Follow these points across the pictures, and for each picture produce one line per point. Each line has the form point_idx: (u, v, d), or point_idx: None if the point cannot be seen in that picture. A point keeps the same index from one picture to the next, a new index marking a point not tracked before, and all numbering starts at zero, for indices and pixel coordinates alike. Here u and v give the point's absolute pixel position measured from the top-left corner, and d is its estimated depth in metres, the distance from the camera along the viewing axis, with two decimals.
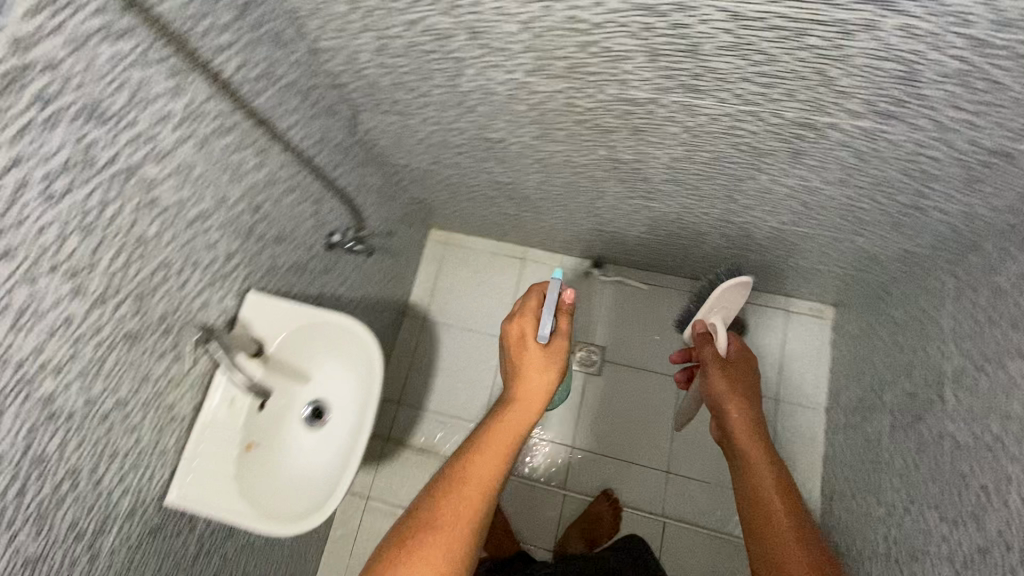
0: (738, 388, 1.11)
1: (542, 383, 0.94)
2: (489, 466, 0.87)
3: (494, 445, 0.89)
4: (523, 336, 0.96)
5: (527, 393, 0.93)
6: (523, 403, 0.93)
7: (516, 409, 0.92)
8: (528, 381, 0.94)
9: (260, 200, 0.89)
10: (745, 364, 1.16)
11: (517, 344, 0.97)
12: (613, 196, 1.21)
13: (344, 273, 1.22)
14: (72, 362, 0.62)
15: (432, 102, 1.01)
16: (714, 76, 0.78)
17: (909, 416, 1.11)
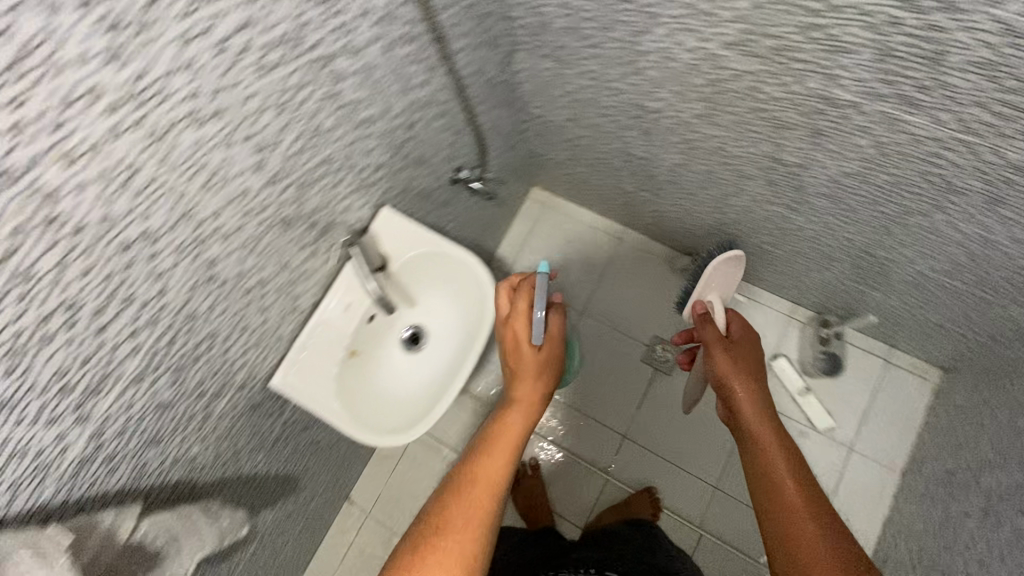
0: (738, 364, 0.99)
1: (537, 385, 0.85)
2: (497, 470, 0.77)
3: (496, 450, 0.80)
4: (519, 339, 0.84)
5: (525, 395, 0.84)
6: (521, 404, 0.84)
7: (513, 413, 0.84)
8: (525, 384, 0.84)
9: (415, 118, 0.87)
10: (750, 343, 1.05)
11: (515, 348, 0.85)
12: (752, 196, 1.13)
13: (457, 209, 1.21)
14: (238, 233, 0.63)
15: (601, 57, 0.96)
16: (943, 93, 0.69)
17: (1006, 505, 0.99)
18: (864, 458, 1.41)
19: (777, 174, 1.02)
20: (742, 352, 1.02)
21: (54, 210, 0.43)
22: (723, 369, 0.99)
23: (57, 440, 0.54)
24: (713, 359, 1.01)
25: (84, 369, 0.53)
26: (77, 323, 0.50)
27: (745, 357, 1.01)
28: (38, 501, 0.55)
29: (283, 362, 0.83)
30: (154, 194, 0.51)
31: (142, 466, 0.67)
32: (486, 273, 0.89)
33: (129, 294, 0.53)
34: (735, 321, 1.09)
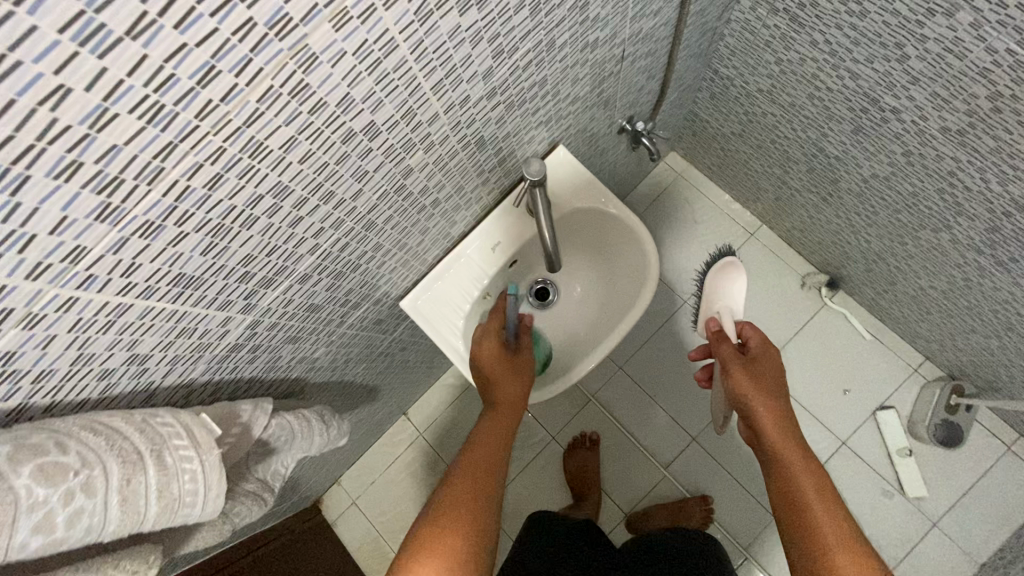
0: (759, 380, 0.77)
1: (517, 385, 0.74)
2: (483, 478, 0.66)
3: (478, 457, 0.68)
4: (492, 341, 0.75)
5: (502, 395, 0.73)
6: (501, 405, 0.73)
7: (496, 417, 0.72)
8: (503, 385, 0.74)
9: (627, 53, 0.74)
10: (772, 362, 0.80)
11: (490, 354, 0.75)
12: (956, 236, 0.96)
13: (609, 162, 1.09)
14: (439, 146, 0.55)
15: (856, 31, 0.79)
16: None
17: None
18: (947, 538, 1.28)
19: (1006, 222, 0.86)
20: (757, 370, 0.79)
21: (306, 80, 0.35)
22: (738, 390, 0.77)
23: (221, 325, 0.49)
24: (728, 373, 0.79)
25: (266, 260, 0.47)
26: (280, 211, 0.43)
27: (766, 377, 0.78)
28: (187, 380, 0.51)
29: (419, 284, 0.78)
30: (393, 83, 0.42)
31: (275, 362, 0.63)
32: (654, 252, 0.78)
33: (330, 190, 0.46)
34: (752, 332, 0.84)
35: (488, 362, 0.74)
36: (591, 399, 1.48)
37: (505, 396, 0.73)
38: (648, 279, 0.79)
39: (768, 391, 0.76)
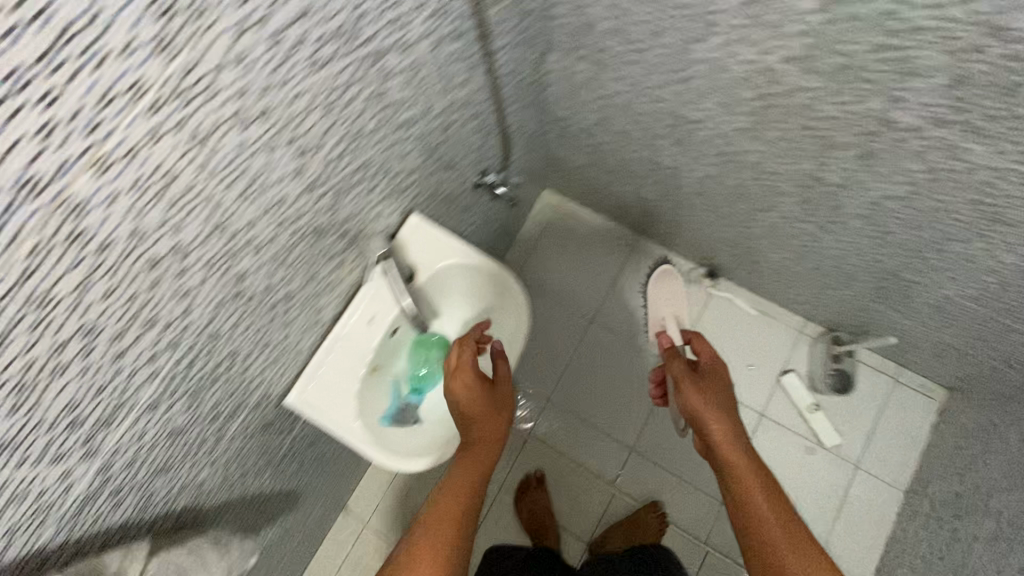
0: (702, 390, 0.91)
1: (498, 420, 0.79)
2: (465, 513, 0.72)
3: (460, 490, 0.74)
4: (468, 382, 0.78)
5: (485, 430, 0.78)
6: (482, 440, 0.77)
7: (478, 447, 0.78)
8: (488, 421, 0.78)
9: (451, 120, 0.81)
10: (717, 373, 0.95)
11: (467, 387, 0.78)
12: (783, 213, 1.10)
13: (477, 215, 1.15)
14: (270, 245, 0.56)
15: (644, 63, 0.91)
16: (1010, 121, 0.68)
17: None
18: (872, 477, 1.40)
19: (811, 193, 1.00)
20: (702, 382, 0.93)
21: (81, 225, 0.37)
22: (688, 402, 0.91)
23: (61, 481, 0.47)
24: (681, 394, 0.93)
25: (97, 400, 0.46)
26: (95, 350, 0.43)
27: (711, 388, 0.92)
28: (34, 549, 0.48)
29: (300, 376, 0.77)
30: (190, 203, 0.44)
31: (149, 499, 0.60)
32: (524, 294, 0.84)
33: (151, 315, 0.46)
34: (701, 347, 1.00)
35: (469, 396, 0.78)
36: (530, 437, 1.49)
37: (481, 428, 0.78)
38: (524, 320, 0.85)
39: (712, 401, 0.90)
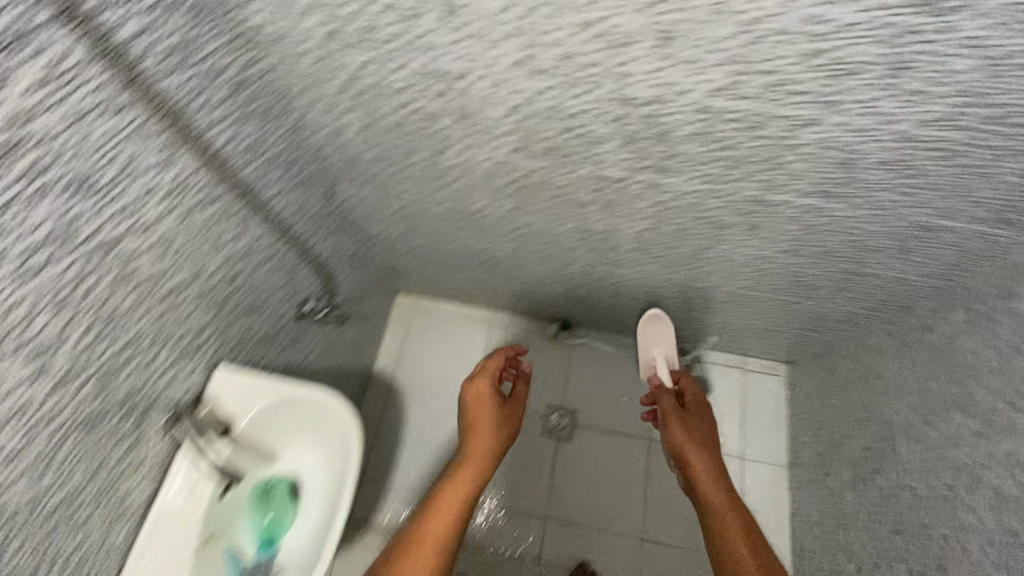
0: (692, 433, 1.19)
1: (495, 431, 1.14)
2: (459, 498, 1.03)
3: (456, 479, 1.06)
4: (482, 394, 1.19)
5: (482, 438, 1.12)
6: (478, 441, 1.12)
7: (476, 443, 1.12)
8: (483, 428, 1.14)
9: (236, 271, 0.87)
10: (699, 409, 1.26)
11: (477, 400, 1.19)
12: (582, 262, 1.30)
13: (315, 343, 1.20)
14: (24, 453, 0.57)
15: (415, 175, 1.06)
16: (679, 162, 0.87)
17: (888, 485, 1.16)
18: (757, 463, 1.55)
19: (595, 240, 1.18)
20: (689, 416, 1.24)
21: None
22: (675, 437, 1.19)
23: None
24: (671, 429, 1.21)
25: None
26: None
27: (694, 423, 1.22)
28: None
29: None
30: None
31: None
32: (350, 414, 0.84)
33: None
34: (688, 387, 1.32)
35: (477, 408, 1.17)
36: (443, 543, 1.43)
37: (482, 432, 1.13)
38: (358, 443, 0.84)
39: (699, 448, 1.15)
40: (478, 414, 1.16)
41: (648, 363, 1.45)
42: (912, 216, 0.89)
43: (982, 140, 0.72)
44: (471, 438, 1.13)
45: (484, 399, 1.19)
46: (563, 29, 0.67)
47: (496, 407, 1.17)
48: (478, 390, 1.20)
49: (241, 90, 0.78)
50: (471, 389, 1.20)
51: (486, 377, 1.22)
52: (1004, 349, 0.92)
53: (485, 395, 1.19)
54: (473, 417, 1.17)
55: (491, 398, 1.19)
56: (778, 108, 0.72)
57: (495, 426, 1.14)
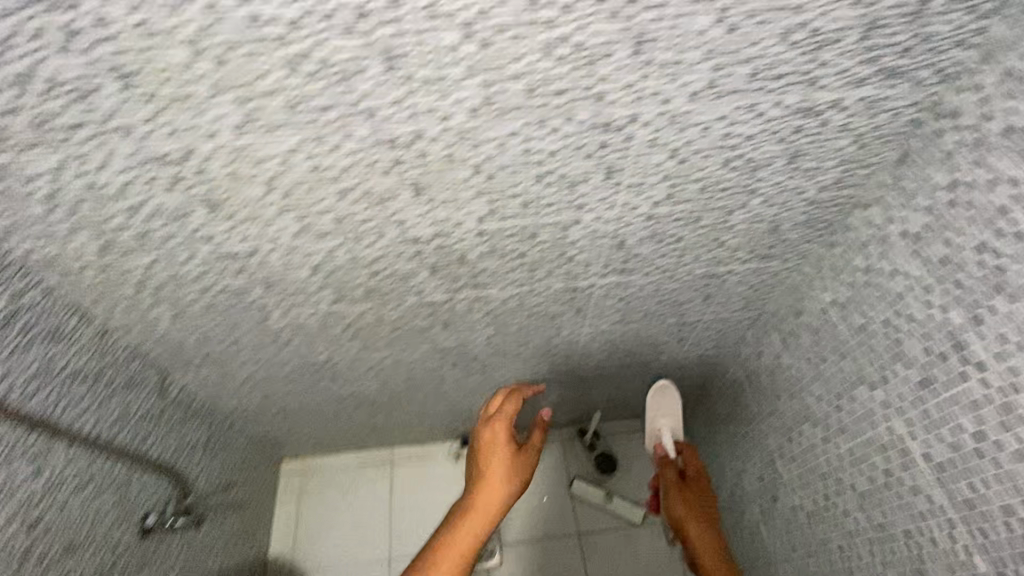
0: (693, 507, 1.18)
1: (507, 479, 1.05)
2: (464, 543, 0.97)
3: (459, 522, 1.00)
4: (499, 437, 1.09)
5: (492, 486, 1.04)
6: (485, 485, 1.04)
7: (488, 486, 1.04)
8: (495, 475, 1.05)
9: (37, 514, 0.78)
10: (701, 481, 1.24)
11: (492, 444, 1.09)
12: (452, 378, 1.31)
13: (171, 556, 1.09)
14: None
15: (248, 346, 1.04)
16: (487, 274, 0.95)
17: (788, 509, 1.21)
18: None
19: (454, 357, 1.21)
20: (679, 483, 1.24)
21: None
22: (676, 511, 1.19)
23: None
24: (676, 503, 1.20)
25: None
26: None
27: (697, 495, 1.21)
28: None
29: None
30: None
31: None
32: None
33: None
34: (689, 458, 1.28)
35: (490, 452, 1.07)
36: None
37: (495, 476, 1.05)
38: None
39: (699, 523, 1.15)
40: (488, 455, 1.07)
41: (655, 433, 1.38)
42: (697, 269, 1.02)
43: (711, 204, 0.85)
44: (479, 479, 1.05)
45: (499, 442, 1.09)
46: (326, 198, 0.74)
47: (509, 451, 1.08)
48: (495, 430, 1.10)
49: (13, 321, 0.75)
50: (488, 428, 1.11)
51: (503, 419, 1.12)
52: (812, 360, 1.05)
53: (500, 438, 1.10)
54: (483, 454, 1.08)
55: (506, 438, 1.10)
56: (541, 217, 0.83)
57: (507, 471, 1.06)
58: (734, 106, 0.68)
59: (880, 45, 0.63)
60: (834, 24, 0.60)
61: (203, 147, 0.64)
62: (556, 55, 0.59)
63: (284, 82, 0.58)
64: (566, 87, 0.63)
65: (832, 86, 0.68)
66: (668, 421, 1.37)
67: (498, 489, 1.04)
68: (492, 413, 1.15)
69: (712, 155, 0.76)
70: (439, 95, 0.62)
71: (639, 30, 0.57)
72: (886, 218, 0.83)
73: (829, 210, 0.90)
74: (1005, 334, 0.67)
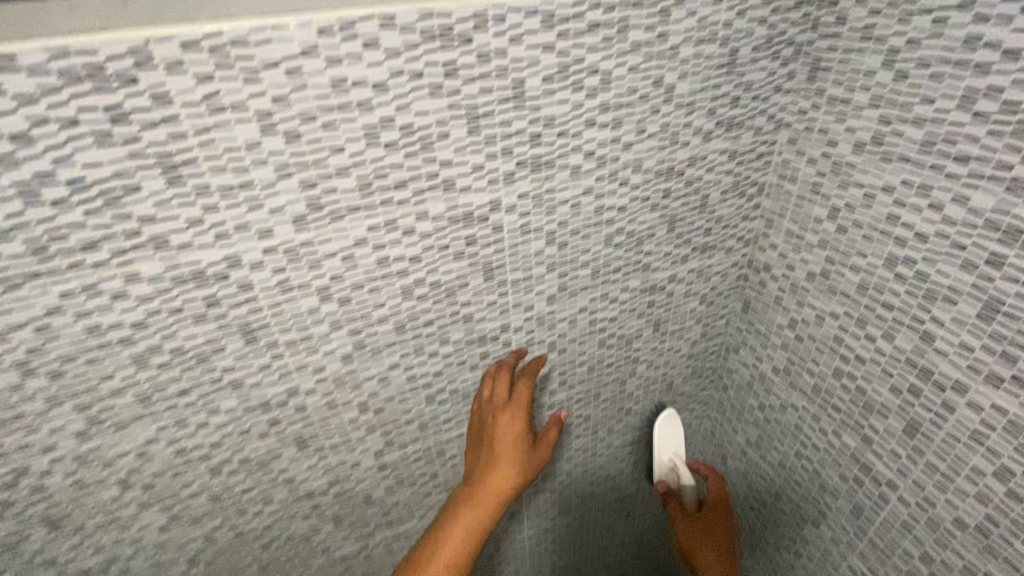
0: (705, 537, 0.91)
1: (521, 472, 0.66)
2: (456, 551, 0.62)
3: (448, 524, 0.63)
4: (513, 417, 0.69)
5: (504, 473, 0.66)
6: (487, 484, 0.65)
7: (496, 471, 0.66)
8: (505, 464, 0.66)
9: None
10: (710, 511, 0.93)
11: (505, 422, 0.69)
12: None
13: None
14: None
15: None
16: (401, 508, 0.86)
17: None
18: None
19: None
20: (696, 515, 0.93)
21: None
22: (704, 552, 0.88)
23: None
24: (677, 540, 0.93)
25: None
26: None
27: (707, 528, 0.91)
28: None
29: None
30: None
31: None
32: None
33: None
34: (716, 494, 0.94)
35: (501, 432, 0.68)
36: None
37: (505, 464, 0.66)
38: None
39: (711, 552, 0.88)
40: (491, 446, 0.68)
41: (665, 466, 1.02)
42: (616, 439, 1.01)
43: (603, 378, 0.89)
44: (477, 472, 0.67)
45: (512, 427, 0.68)
46: (196, 480, 0.66)
47: (522, 444, 0.68)
48: (502, 419, 0.69)
49: None
50: (494, 412, 0.69)
51: (519, 404, 0.70)
52: (755, 505, 1.02)
53: (515, 418, 0.69)
54: (482, 440, 0.69)
55: (519, 427, 0.68)
56: (444, 436, 0.79)
57: (517, 469, 0.66)
58: (589, 298, 0.76)
59: (685, 230, 0.77)
60: (641, 224, 0.73)
61: (38, 465, 0.56)
62: (416, 295, 0.63)
63: (133, 378, 0.55)
64: (434, 318, 0.66)
65: (662, 266, 0.79)
66: (676, 454, 1.03)
67: (512, 473, 0.66)
68: (496, 391, 0.72)
69: (586, 338, 0.81)
70: (307, 353, 0.62)
71: (486, 261, 0.65)
72: (757, 357, 0.89)
73: (708, 357, 0.97)
74: (894, 450, 0.70)
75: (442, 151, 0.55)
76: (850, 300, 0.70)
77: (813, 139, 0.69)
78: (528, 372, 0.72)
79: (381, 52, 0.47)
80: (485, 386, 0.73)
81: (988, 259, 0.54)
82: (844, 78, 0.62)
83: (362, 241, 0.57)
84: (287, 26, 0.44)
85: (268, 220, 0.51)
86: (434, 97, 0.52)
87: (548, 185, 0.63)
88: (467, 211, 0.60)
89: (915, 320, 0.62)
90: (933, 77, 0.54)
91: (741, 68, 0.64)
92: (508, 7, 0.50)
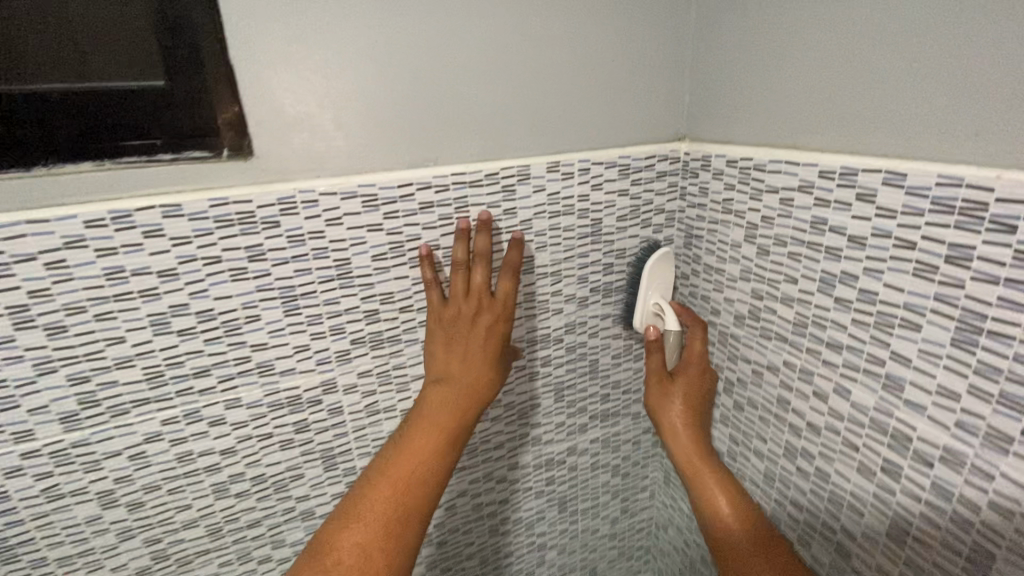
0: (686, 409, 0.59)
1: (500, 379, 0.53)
2: (433, 469, 0.48)
3: (417, 440, 0.49)
4: (501, 309, 0.52)
5: (483, 376, 0.51)
6: (465, 395, 0.51)
7: (480, 373, 0.51)
8: (487, 365, 0.52)
9: None
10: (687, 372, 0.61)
11: (491, 315, 0.51)
12: None
13: None
14: None
15: None
16: None
17: None
18: None
19: None
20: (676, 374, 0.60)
21: None
22: (669, 425, 0.59)
23: None
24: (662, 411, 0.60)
25: None
26: None
27: (686, 391, 0.60)
28: None
29: None
30: None
31: None
32: None
33: None
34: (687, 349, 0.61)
35: (484, 328, 0.51)
36: None
37: (487, 363, 0.52)
38: None
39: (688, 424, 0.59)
40: (473, 344, 0.51)
41: (648, 314, 0.62)
42: None
43: (501, 569, 0.75)
44: (455, 374, 0.51)
45: (497, 323, 0.52)
46: None
47: (504, 341, 0.53)
48: (489, 319, 0.51)
49: None
50: (479, 309, 0.51)
51: (506, 292, 0.52)
52: None
53: (500, 311, 0.52)
54: (455, 339, 0.51)
55: (502, 330, 0.52)
56: None
57: (500, 369, 0.53)
58: (468, 479, 0.66)
59: (577, 399, 0.69)
60: (521, 393, 0.65)
61: None
62: (233, 493, 0.54)
63: None
64: (261, 517, 0.56)
65: (557, 437, 0.70)
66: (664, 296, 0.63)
67: (493, 375, 0.52)
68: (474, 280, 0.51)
69: (471, 525, 0.69)
70: (88, 570, 0.51)
71: (324, 450, 0.56)
72: (685, 540, 0.78)
73: (635, 535, 0.84)
74: None
75: (253, 334, 0.49)
76: (759, 489, 0.59)
77: (698, 305, 0.63)
78: (510, 260, 0.52)
79: (166, 240, 0.43)
80: (458, 271, 0.51)
81: (883, 464, 0.45)
82: (715, 248, 0.59)
83: (155, 437, 0.49)
84: (43, 220, 0.40)
85: (26, 421, 0.44)
86: (236, 281, 0.47)
87: (395, 362, 0.56)
88: (292, 395, 0.52)
89: (827, 526, 0.51)
90: (792, 255, 0.49)
91: (608, 236, 0.61)
92: (320, 192, 0.47)
